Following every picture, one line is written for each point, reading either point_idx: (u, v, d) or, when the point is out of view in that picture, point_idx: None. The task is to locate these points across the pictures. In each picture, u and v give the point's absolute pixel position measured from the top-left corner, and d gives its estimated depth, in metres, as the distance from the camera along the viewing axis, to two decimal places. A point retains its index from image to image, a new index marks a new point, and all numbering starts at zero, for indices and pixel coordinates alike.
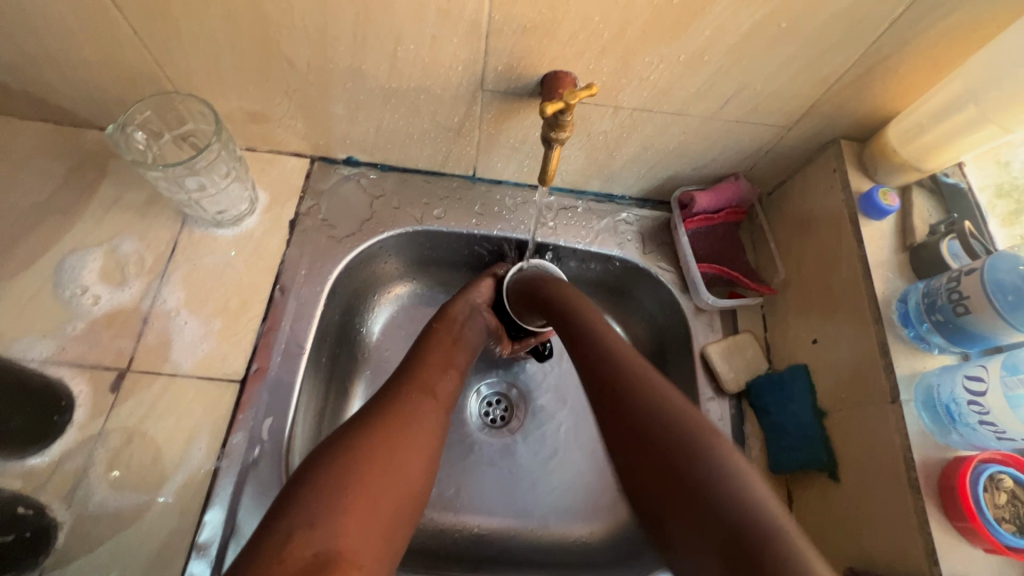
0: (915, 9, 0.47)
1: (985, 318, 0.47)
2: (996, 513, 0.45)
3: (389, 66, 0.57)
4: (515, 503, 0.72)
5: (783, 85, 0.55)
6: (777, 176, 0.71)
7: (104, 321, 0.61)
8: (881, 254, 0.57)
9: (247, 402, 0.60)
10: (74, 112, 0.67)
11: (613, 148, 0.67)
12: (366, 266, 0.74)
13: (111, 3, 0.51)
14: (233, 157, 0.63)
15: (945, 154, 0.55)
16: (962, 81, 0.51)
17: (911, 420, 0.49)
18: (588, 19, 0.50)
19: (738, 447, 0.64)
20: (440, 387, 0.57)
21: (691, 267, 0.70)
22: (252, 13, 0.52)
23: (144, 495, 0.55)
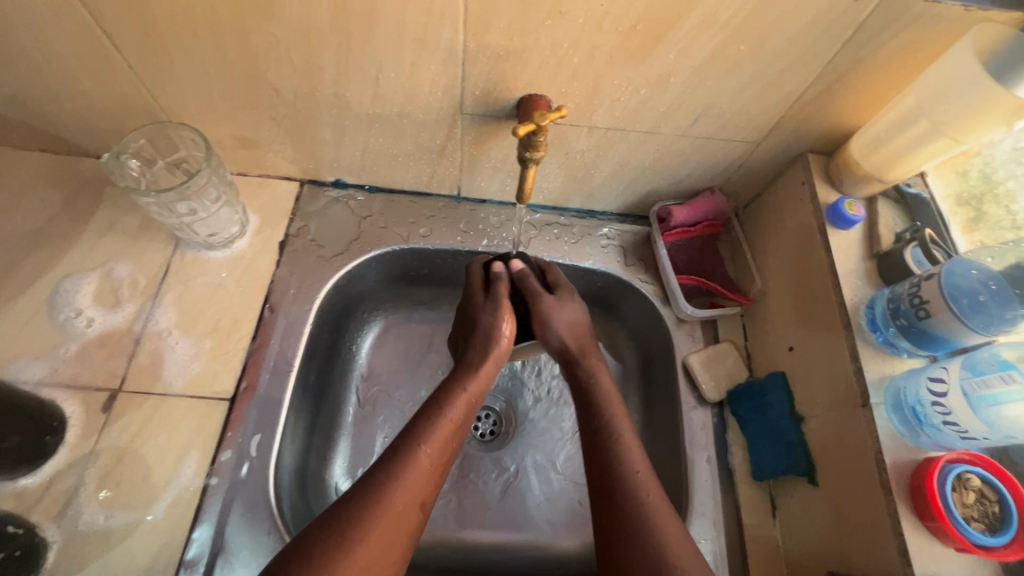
0: (865, 31, 0.49)
1: (945, 321, 0.49)
2: (965, 512, 0.46)
3: (372, 92, 0.60)
4: (504, 515, 0.73)
5: (747, 103, 0.58)
6: (752, 189, 0.73)
7: (97, 342, 0.63)
8: (849, 262, 0.59)
9: (236, 420, 0.61)
10: (71, 141, 0.70)
11: (591, 166, 0.69)
12: (355, 283, 0.76)
13: (107, 39, 0.54)
14: (223, 182, 0.65)
15: (905, 165, 0.57)
16: (913, 97, 0.54)
17: (882, 422, 0.51)
18: (557, 46, 0.52)
19: (721, 454, 0.65)
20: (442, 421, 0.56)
21: (670, 279, 0.72)
22: (240, 47, 0.55)
23: (133, 514, 0.55)
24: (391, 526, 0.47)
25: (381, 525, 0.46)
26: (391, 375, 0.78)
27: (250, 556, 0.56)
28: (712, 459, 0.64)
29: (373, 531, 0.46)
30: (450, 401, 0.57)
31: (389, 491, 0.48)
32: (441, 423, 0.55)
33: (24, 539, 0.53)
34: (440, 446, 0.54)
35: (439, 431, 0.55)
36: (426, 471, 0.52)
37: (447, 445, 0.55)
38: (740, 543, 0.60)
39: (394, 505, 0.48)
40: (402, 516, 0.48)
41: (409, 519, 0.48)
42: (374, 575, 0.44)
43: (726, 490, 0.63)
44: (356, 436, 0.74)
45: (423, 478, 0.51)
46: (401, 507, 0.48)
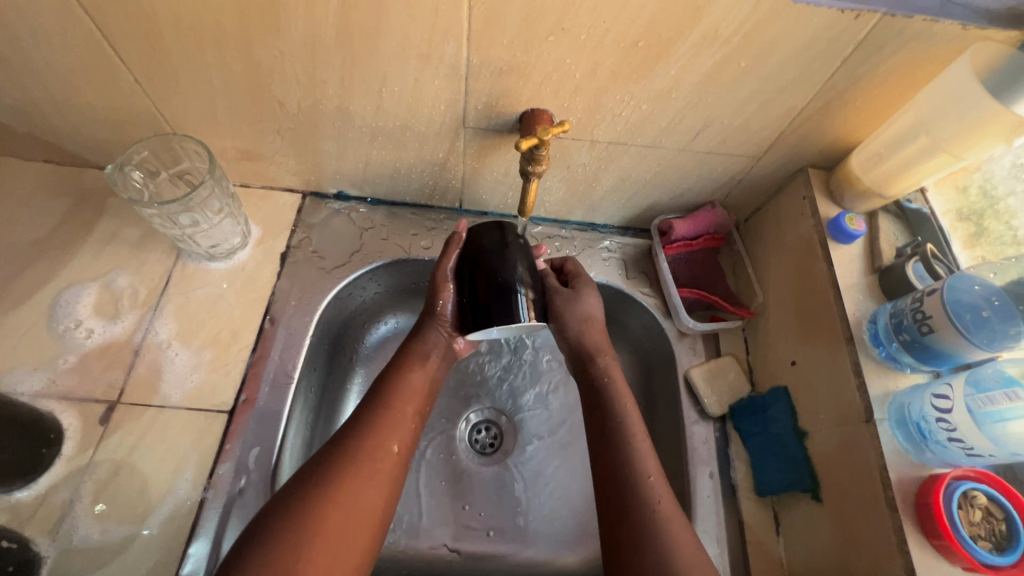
0: (864, 49, 0.50)
1: (948, 336, 0.49)
2: (971, 531, 0.46)
3: (375, 106, 0.60)
4: (503, 530, 0.72)
5: (747, 119, 0.58)
6: (752, 203, 0.73)
7: (96, 353, 0.63)
8: (851, 276, 0.59)
9: (234, 433, 0.61)
10: (75, 153, 0.70)
11: (592, 179, 0.69)
12: (355, 295, 0.76)
13: (113, 53, 0.55)
14: (226, 194, 0.65)
15: (906, 180, 0.58)
16: (912, 114, 0.54)
17: (886, 438, 0.50)
18: (560, 62, 0.53)
19: (723, 469, 0.64)
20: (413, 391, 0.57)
21: (671, 292, 0.72)
22: (245, 61, 0.55)
23: (129, 528, 0.55)
24: (370, 466, 0.49)
25: (361, 470, 0.48)
26: None
27: None
28: (715, 475, 0.64)
29: (348, 480, 0.47)
30: (410, 358, 0.59)
31: (364, 436, 0.51)
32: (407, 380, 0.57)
33: (18, 556, 0.52)
34: (409, 399, 0.56)
35: (407, 385, 0.57)
36: (400, 420, 0.54)
37: (416, 403, 0.56)
38: (744, 561, 0.59)
39: (371, 453, 0.50)
40: (379, 461, 0.50)
41: (384, 462, 0.50)
42: (356, 516, 0.46)
43: (729, 507, 0.62)
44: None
45: (396, 425, 0.53)
46: (380, 451, 0.50)
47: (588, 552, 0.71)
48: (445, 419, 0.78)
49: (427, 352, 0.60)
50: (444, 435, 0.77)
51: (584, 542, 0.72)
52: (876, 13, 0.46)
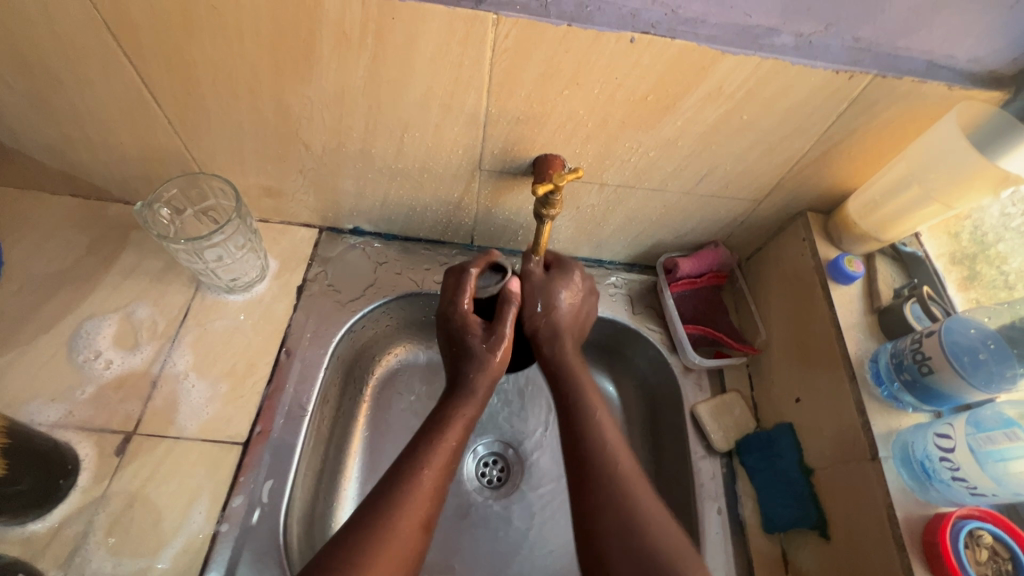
0: (857, 105, 0.53)
1: (947, 377, 0.51)
2: (978, 569, 0.46)
3: (396, 150, 0.63)
4: (511, 567, 0.72)
5: (748, 166, 0.62)
6: (753, 243, 0.76)
7: (114, 384, 0.64)
8: (851, 316, 0.61)
9: (249, 465, 0.61)
10: (102, 188, 0.73)
11: (600, 219, 0.73)
12: (368, 328, 0.77)
13: (153, 100, 0.59)
14: (250, 230, 0.68)
15: (901, 226, 0.61)
16: (906, 164, 0.57)
17: (891, 476, 0.51)
18: (573, 113, 0.56)
19: (731, 505, 0.65)
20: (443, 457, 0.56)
21: (677, 328, 0.74)
22: (276, 108, 0.59)
23: (141, 561, 0.55)
24: (395, 551, 0.48)
25: (385, 552, 0.47)
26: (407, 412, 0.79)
27: None
28: (723, 511, 0.64)
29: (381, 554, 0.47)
30: (450, 422, 0.59)
31: (390, 514, 0.50)
32: (442, 445, 0.57)
33: None
34: (441, 467, 0.55)
35: (440, 453, 0.56)
36: (429, 493, 0.53)
37: (455, 451, 0.57)
38: None
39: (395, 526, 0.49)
40: (402, 540, 0.49)
41: (410, 542, 0.49)
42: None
43: (738, 545, 0.62)
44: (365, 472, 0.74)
45: (420, 503, 0.52)
46: (403, 531, 0.50)
47: None
48: None
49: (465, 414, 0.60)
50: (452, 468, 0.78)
51: None
52: (868, 74, 0.50)
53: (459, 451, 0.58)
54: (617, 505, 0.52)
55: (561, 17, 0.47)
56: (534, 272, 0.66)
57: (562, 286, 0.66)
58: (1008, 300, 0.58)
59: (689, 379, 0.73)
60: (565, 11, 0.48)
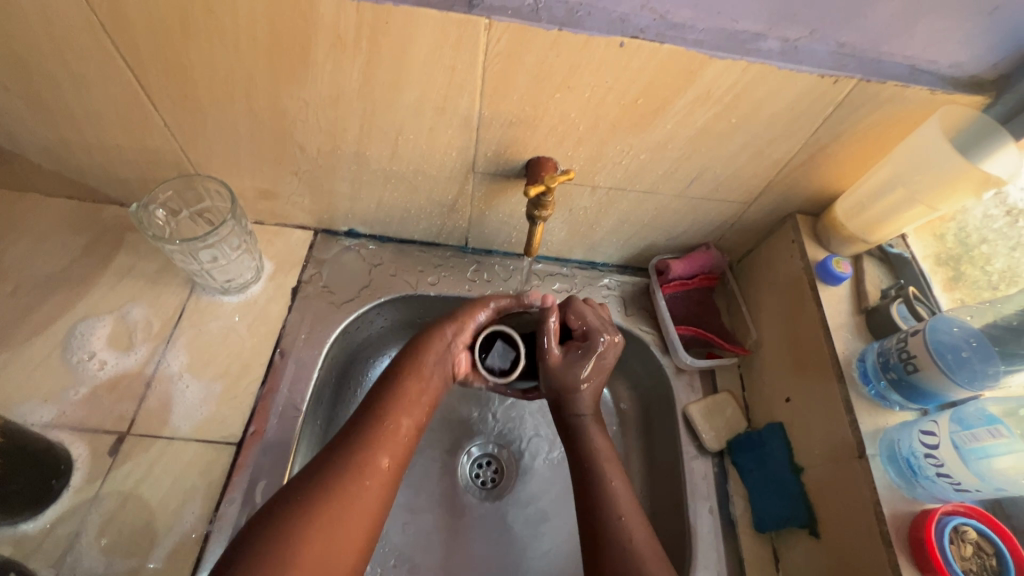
0: (842, 110, 0.55)
1: (932, 375, 0.52)
2: (962, 565, 0.47)
3: (391, 152, 0.64)
4: (504, 568, 0.72)
5: (737, 168, 0.63)
6: (744, 246, 0.77)
7: (108, 385, 0.64)
8: (839, 317, 0.62)
9: (242, 464, 0.61)
10: (98, 190, 0.74)
11: (593, 222, 0.73)
12: (363, 328, 0.78)
13: (149, 102, 0.59)
14: (245, 231, 0.68)
15: (887, 228, 0.62)
16: (890, 167, 0.59)
17: (878, 474, 0.52)
18: (565, 116, 0.57)
19: (722, 505, 0.65)
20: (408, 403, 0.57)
21: (669, 329, 0.75)
22: (272, 110, 0.59)
23: (133, 561, 0.55)
24: (358, 488, 0.49)
25: (348, 490, 0.48)
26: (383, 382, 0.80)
27: None
28: (714, 510, 0.65)
29: (340, 497, 0.48)
30: (411, 367, 0.59)
31: (352, 456, 0.51)
32: (406, 391, 0.58)
33: None
34: (406, 411, 0.56)
35: (402, 396, 0.57)
36: (395, 436, 0.54)
37: (422, 396, 0.59)
38: None
39: (358, 467, 0.50)
40: (366, 478, 0.50)
41: (374, 481, 0.50)
42: (343, 534, 0.47)
43: (729, 544, 0.63)
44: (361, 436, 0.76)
45: (387, 443, 0.53)
46: (368, 468, 0.51)
47: None
48: (446, 454, 0.79)
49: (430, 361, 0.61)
50: (446, 469, 0.78)
51: None
52: (853, 79, 0.51)
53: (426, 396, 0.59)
54: (603, 524, 0.53)
55: (552, 21, 0.48)
56: (551, 353, 0.60)
57: (578, 370, 0.60)
58: (991, 298, 0.58)
59: (681, 380, 0.74)
60: (556, 16, 0.49)
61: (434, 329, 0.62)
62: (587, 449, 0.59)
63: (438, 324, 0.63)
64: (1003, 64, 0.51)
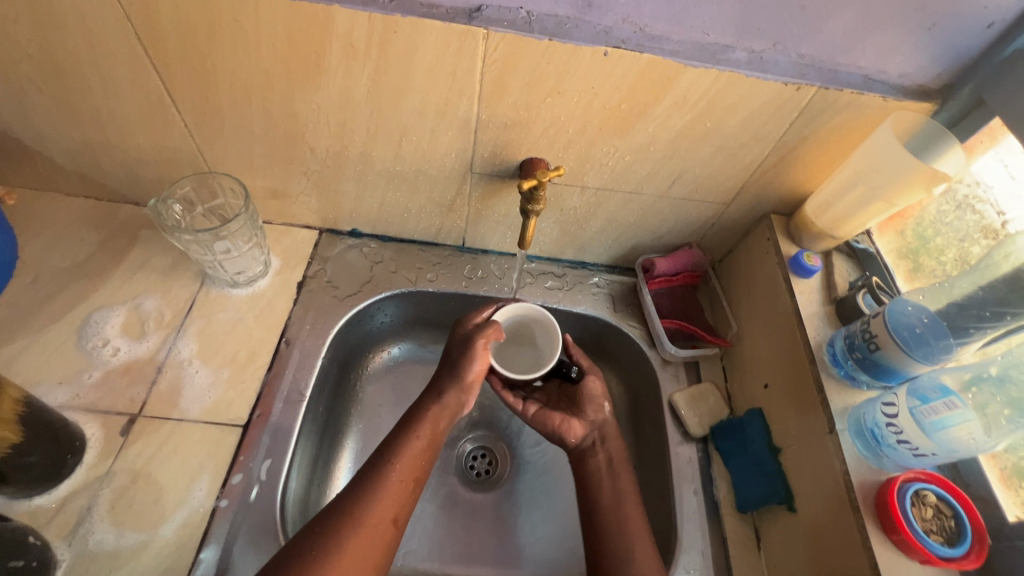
0: (806, 114, 0.60)
1: (892, 352, 0.56)
2: (924, 525, 0.50)
3: (395, 153, 0.69)
4: (498, 555, 0.74)
5: (714, 170, 0.68)
6: (725, 245, 0.82)
7: (120, 370, 0.67)
8: (811, 306, 0.67)
9: (248, 445, 0.64)
10: (115, 190, 0.78)
11: (583, 222, 0.78)
12: (364, 323, 0.81)
13: (173, 105, 0.64)
14: (255, 227, 0.72)
15: (851, 224, 0.67)
16: (851, 167, 0.64)
17: (847, 446, 0.56)
18: (556, 120, 0.63)
19: (706, 487, 0.69)
20: (410, 461, 0.58)
21: (655, 322, 0.79)
22: (286, 113, 0.64)
23: (143, 533, 0.57)
24: (365, 539, 0.51)
25: (357, 540, 0.51)
26: (383, 397, 0.83)
27: None
28: (699, 492, 0.68)
29: (347, 546, 0.50)
30: (418, 423, 0.61)
31: (361, 505, 0.53)
32: (410, 446, 0.59)
33: (39, 551, 0.53)
34: (410, 465, 0.58)
35: (412, 448, 0.59)
36: (394, 489, 0.55)
37: (427, 448, 0.60)
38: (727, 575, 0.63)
39: (367, 521, 0.52)
40: (376, 531, 0.52)
41: (381, 533, 0.52)
42: None
43: (712, 523, 0.66)
44: (363, 437, 0.79)
45: (392, 496, 0.55)
46: (376, 521, 0.53)
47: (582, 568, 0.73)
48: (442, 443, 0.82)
49: (437, 418, 0.62)
50: (443, 460, 0.81)
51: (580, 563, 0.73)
52: (813, 86, 0.57)
53: (433, 449, 0.61)
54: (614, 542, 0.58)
55: (543, 32, 0.54)
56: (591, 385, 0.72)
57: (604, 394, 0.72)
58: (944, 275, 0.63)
59: (667, 370, 0.78)
60: (547, 28, 0.54)
61: (441, 390, 0.65)
62: (607, 475, 0.64)
63: (447, 387, 0.65)
64: (946, 74, 0.57)
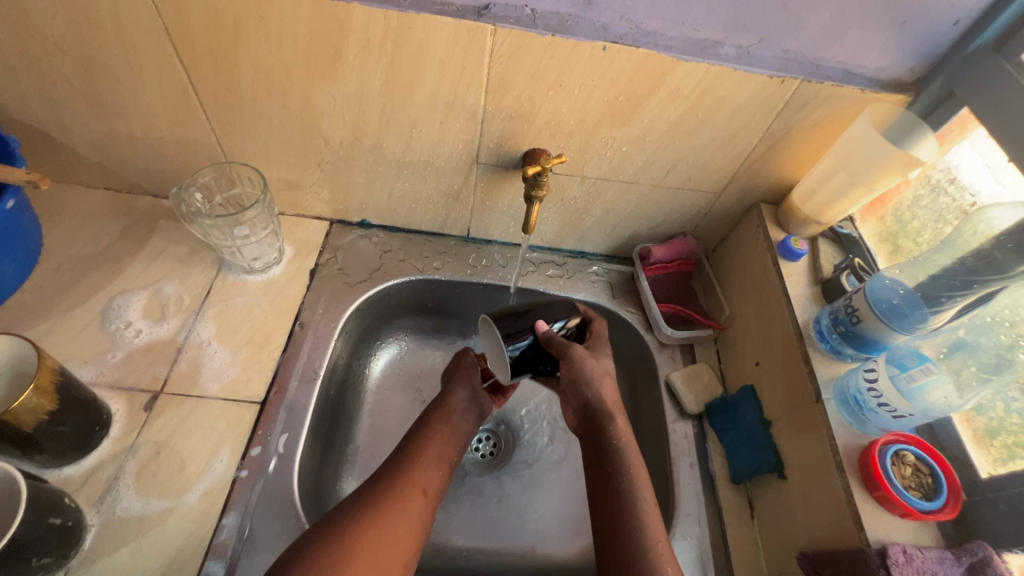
0: (790, 106, 0.65)
1: (873, 324, 0.60)
2: (903, 482, 0.54)
3: (405, 144, 0.73)
4: (503, 530, 0.77)
5: (706, 160, 0.73)
6: (717, 234, 0.86)
7: (143, 350, 0.70)
8: (798, 287, 0.71)
9: (266, 420, 0.67)
10: (135, 182, 0.82)
11: (582, 211, 0.82)
12: (374, 310, 0.85)
13: (196, 98, 0.68)
14: (272, 215, 0.76)
15: (835, 209, 0.71)
16: (833, 157, 0.68)
17: (832, 413, 0.60)
18: (558, 112, 0.67)
19: (702, 460, 0.72)
20: (436, 444, 0.65)
21: (652, 307, 0.83)
22: (303, 106, 0.68)
23: (168, 501, 0.60)
24: (403, 503, 0.57)
25: (393, 505, 0.57)
26: (391, 385, 0.87)
27: (275, 545, 0.60)
28: (695, 465, 0.72)
29: (387, 507, 0.56)
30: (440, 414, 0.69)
31: (400, 475, 0.60)
32: (437, 432, 0.66)
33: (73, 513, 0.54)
34: (438, 445, 0.65)
35: (438, 434, 0.66)
36: (426, 465, 0.62)
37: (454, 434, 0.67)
38: (723, 540, 0.66)
39: (404, 487, 0.59)
40: (406, 506, 0.57)
41: (416, 499, 0.58)
42: (393, 538, 0.54)
43: (708, 493, 0.70)
44: (373, 423, 0.83)
45: (424, 471, 0.61)
46: (409, 490, 0.59)
47: (583, 543, 0.77)
48: None
49: (455, 408, 0.70)
50: None
51: (582, 537, 0.78)
52: (797, 79, 0.61)
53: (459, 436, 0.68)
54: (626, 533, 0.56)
55: (547, 28, 0.58)
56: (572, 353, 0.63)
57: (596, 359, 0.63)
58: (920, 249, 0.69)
59: (664, 352, 0.81)
60: (550, 24, 0.59)
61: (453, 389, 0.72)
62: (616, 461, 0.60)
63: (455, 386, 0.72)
64: (918, 68, 0.62)
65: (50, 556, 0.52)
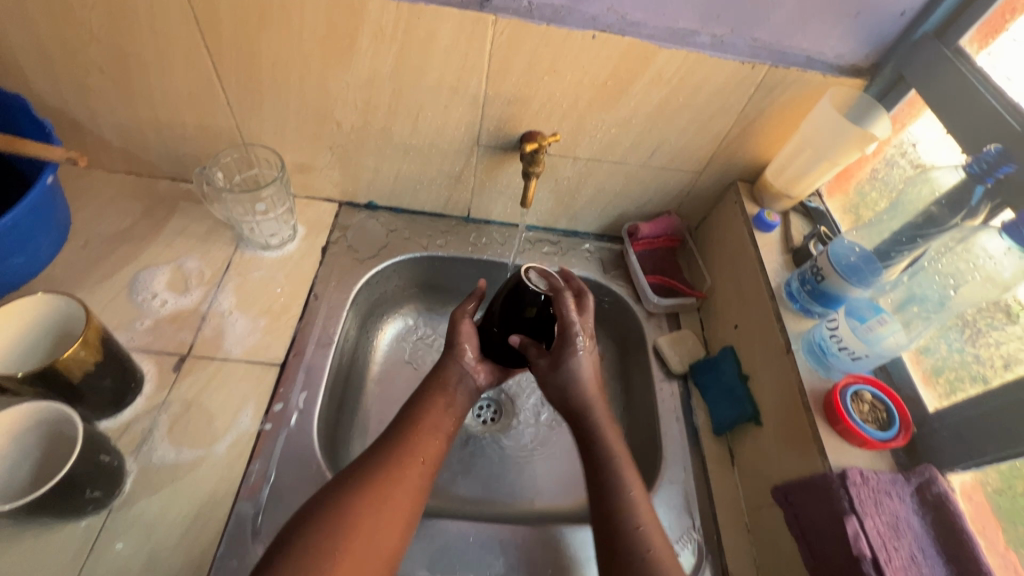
0: (761, 90, 0.72)
1: (835, 281, 0.67)
2: (861, 416, 0.61)
3: (412, 127, 0.79)
4: (504, 486, 0.83)
5: (687, 141, 0.80)
6: (699, 212, 0.94)
7: (169, 318, 0.76)
8: (772, 255, 0.78)
9: (286, 379, 0.73)
10: (155, 166, 0.87)
11: (575, 191, 0.89)
12: (381, 284, 0.91)
13: (219, 85, 0.74)
14: (287, 196, 0.82)
15: (803, 183, 0.79)
16: (800, 136, 0.76)
17: (802, 362, 0.66)
18: (552, 96, 0.74)
19: (687, 415, 0.79)
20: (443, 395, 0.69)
21: (640, 279, 0.90)
22: (318, 91, 0.74)
23: (199, 450, 0.66)
24: (416, 445, 0.63)
25: (409, 446, 0.62)
26: (396, 356, 0.92)
27: (297, 488, 0.65)
28: (681, 419, 0.78)
29: (404, 447, 0.62)
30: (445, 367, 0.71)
31: (413, 420, 0.65)
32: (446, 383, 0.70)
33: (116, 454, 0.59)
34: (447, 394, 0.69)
35: (431, 408, 0.67)
36: (436, 413, 0.67)
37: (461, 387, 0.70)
38: (706, 483, 0.73)
39: (418, 430, 0.64)
40: (419, 446, 0.63)
41: (428, 442, 0.64)
42: (409, 474, 0.60)
43: (692, 443, 0.76)
44: (380, 390, 0.88)
45: (436, 417, 0.66)
46: (420, 433, 0.64)
47: (579, 497, 0.83)
48: None
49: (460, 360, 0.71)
50: None
51: (577, 493, 0.83)
52: (765, 65, 0.69)
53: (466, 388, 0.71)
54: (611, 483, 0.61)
55: (542, 18, 0.65)
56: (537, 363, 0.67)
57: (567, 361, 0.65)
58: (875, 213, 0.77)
59: (651, 320, 0.88)
60: (545, 15, 0.65)
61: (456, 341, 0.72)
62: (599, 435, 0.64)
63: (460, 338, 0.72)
64: (873, 55, 0.69)
65: (99, 488, 0.57)
